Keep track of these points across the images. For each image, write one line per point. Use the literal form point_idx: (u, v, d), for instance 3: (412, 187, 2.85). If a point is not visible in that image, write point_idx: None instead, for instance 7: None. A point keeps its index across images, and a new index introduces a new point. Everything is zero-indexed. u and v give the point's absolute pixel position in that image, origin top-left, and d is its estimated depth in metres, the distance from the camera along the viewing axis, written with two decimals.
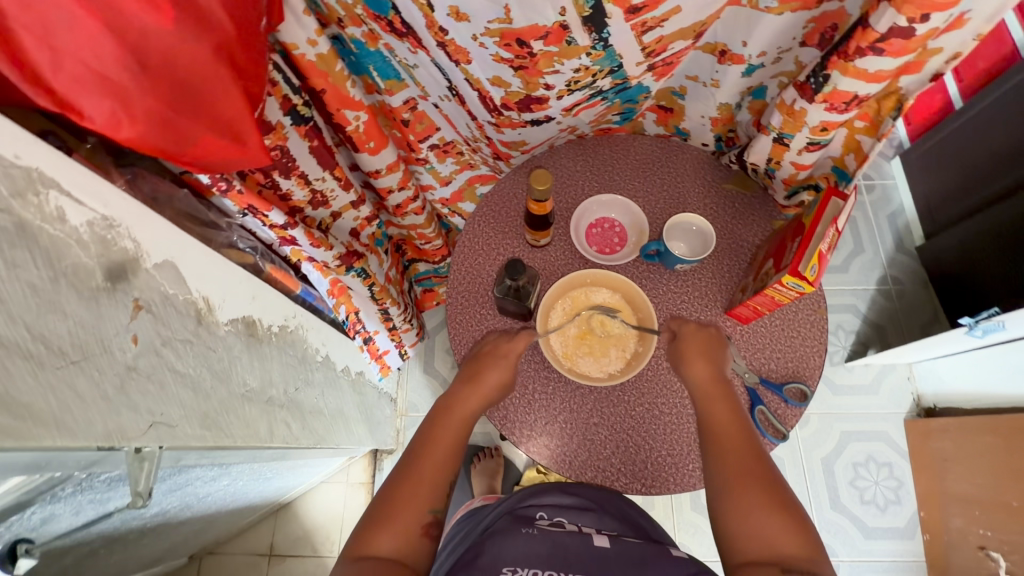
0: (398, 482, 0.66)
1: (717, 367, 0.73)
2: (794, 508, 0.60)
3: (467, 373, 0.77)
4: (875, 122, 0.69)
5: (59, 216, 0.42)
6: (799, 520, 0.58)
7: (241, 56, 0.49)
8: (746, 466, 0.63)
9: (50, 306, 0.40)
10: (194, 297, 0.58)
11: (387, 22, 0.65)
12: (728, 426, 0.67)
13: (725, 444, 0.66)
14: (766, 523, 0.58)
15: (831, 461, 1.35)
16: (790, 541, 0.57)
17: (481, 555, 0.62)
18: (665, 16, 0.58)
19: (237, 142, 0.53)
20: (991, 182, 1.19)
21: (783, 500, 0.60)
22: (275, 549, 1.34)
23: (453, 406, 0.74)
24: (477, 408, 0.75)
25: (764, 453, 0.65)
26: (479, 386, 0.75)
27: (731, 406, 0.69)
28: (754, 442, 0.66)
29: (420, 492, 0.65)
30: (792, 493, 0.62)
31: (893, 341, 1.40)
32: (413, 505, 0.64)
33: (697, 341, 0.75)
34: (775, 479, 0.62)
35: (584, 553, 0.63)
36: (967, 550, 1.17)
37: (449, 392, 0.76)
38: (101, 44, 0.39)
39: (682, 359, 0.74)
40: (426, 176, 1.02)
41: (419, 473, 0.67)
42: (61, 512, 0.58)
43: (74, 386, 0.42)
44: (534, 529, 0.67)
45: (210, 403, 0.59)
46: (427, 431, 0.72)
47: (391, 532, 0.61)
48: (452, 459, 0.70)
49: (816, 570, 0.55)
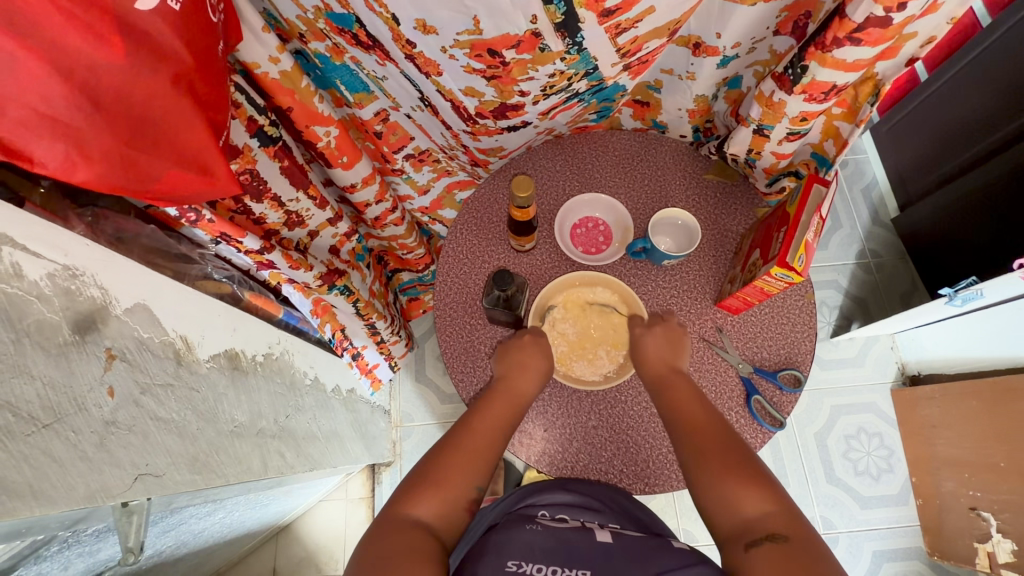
0: (447, 450, 0.65)
1: (672, 361, 0.72)
2: (756, 471, 0.60)
3: (515, 351, 0.74)
4: (853, 108, 0.70)
5: (15, 271, 0.39)
6: (760, 483, 0.59)
7: (203, 85, 0.47)
8: (705, 443, 0.63)
9: (16, 370, 0.37)
10: (171, 337, 0.55)
11: (352, 35, 0.62)
12: (686, 407, 0.67)
13: (686, 427, 0.66)
14: (726, 493, 0.59)
15: (824, 435, 1.37)
16: (752, 508, 0.57)
17: (486, 549, 0.61)
18: (639, 17, 0.57)
19: (205, 174, 0.50)
20: (959, 152, 1.22)
21: (745, 471, 0.60)
22: (278, 573, 1.31)
23: (511, 389, 0.71)
24: (531, 389, 0.72)
25: (723, 427, 0.66)
26: (529, 369, 0.73)
27: (688, 388, 0.70)
28: (715, 417, 0.67)
29: (467, 464, 0.65)
30: (754, 458, 0.62)
31: (875, 313, 1.42)
32: (458, 477, 0.63)
33: (662, 341, 0.73)
34: (737, 451, 0.62)
35: (588, 550, 0.61)
36: (959, 512, 1.21)
37: (504, 372, 0.73)
38: (49, 86, 0.36)
39: (640, 358, 0.73)
40: (403, 187, 1.00)
41: (465, 446, 0.66)
42: (50, 572, 0.55)
43: (50, 451, 0.39)
44: (539, 524, 0.66)
45: (198, 446, 0.57)
46: (484, 401, 0.71)
47: (434, 498, 0.62)
48: (501, 438, 0.69)
49: (779, 532, 0.55)
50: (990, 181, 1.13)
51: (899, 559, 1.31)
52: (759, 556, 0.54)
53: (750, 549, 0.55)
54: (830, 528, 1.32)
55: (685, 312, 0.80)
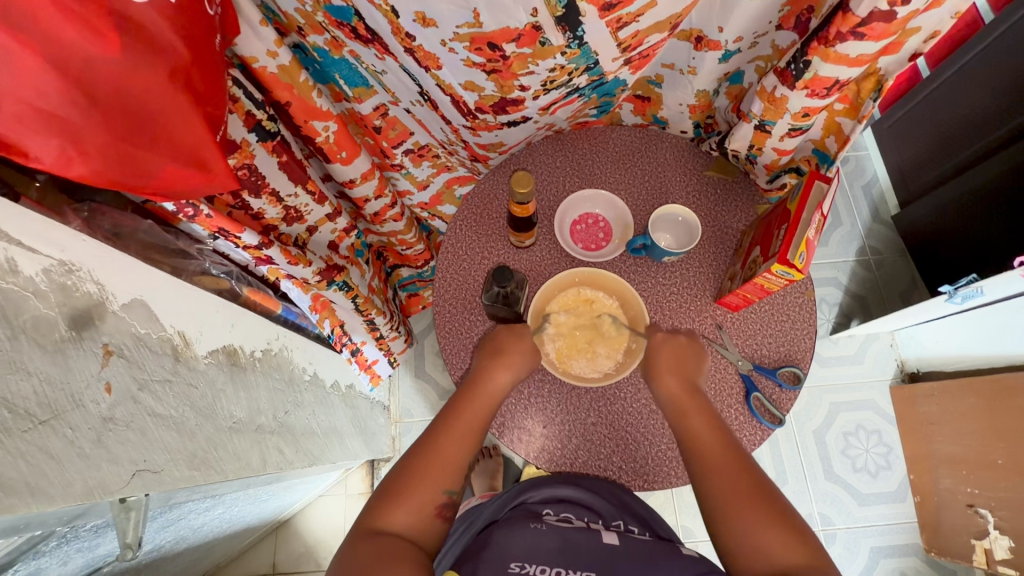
0: (420, 455, 0.65)
1: (691, 381, 0.71)
2: (784, 513, 0.61)
3: (491, 346, 0.74)
4: (855, 103, 0.69)
5: (11, 267, 0.39)
6: (789, 526, 0.60)
7: (200, 79, 0.46)
8: (732, 482, 0.63)
9: (12, 366, 0.37)
10: (169, 333, 0.55)
11: (350, 29, 0.62)
12: (710, 442, 0.66)
13: (704, 458, 0.65)
14: (758, 537, 0.59)
15: (823, 432, 1.38)
16: (785, 553, 0.58)
17: (488, 547, 0.61)
18: (641, 11, 0.57)
19: (202, 170, 0.50)
20: (960, 149, 1.21)
21: (767, 505, 0.61)
22: (278, 567, 1.31)
23: (483, 386, 0.71)
24: (505, 382, 0.71)
25: (747, 463, 0.65)
26: (503, 360, 0.72)
27: (707, 418, 0.68)
28: (733, 446, 0.66)
29: (441, 469, 0.65)
30: (780, 498, 0.63)
31: (875, 311, 1.42)
32: (432, 482, 0.64)
33: (670, 353, 0.73)
34: (756, 481, 0.63)
35: (594, 553, 0.62)
36: (956, 510, 1.21)
37: (478, 369, 0.72)
38: (44, 81, 0.36)
39: (653, 375, 0.72)
40: (402, 182, 0.99)
41: (439, 450, 0.66)
42: (48, 567, 0.55)
43: (47, 448, 0.39)
44: (542, 524, 0.66)
45: (196, 442, 0.57)
46: (456, 400, 0.70)
47: (409, 505, 0.62)
48: (476, 438, 0.68)
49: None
50: (986, 180, 1.13)
51: (896, 556, 1.31)
52: None
53: None
54: (828, 525, 1.32)
55: (684, 309, 0.80)
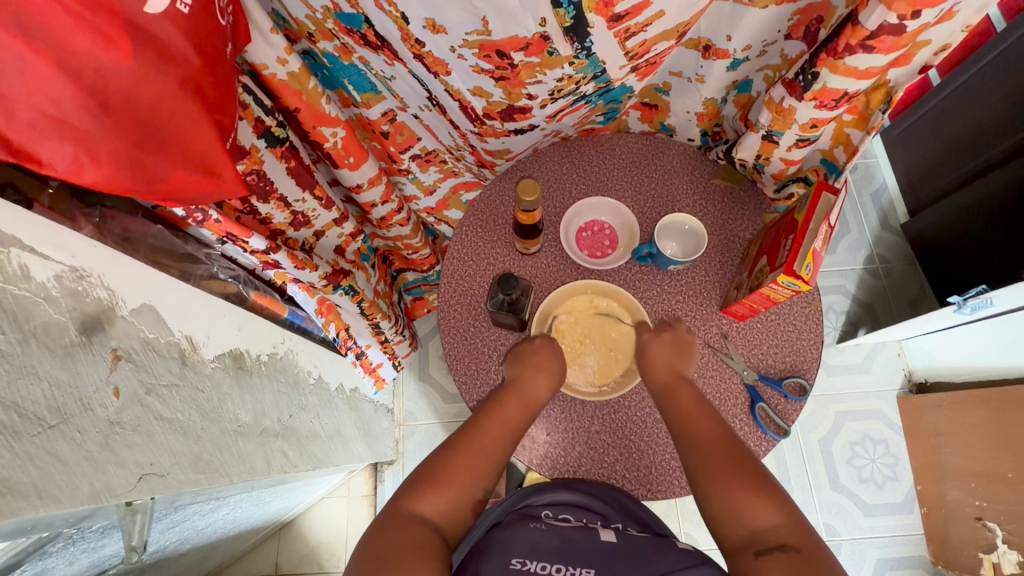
0: (457, 446, 0.66)
1: (678, 370, 0.72)
2: (764, 481, 0.60)
3: (529, 355, 0.74)
4: (864, 115, 0.69)
5: (23, 273, 0.39)
6: (768, 493, 0.59)
7: (210, 86, 0.47)
8: (712, 452, 0.63)
9: (22, 371, 0.38)
10: (176, 337, 0.56)
11: (360, 35, 0.63)
12: (694, 419, 0.67)
13: (686, 432, 0.66)
14: (737, 500, 0.59)
15: (829, 441, 1.36)
16: (762, 516, 0.57)
17: (489, 545, 0.62)
18: (648, 21, 0.57)
19: (211, 176, 0.50)
20: (971, 157, 1.20)
21: (747, 475, 0.60)
22: (281, 569, 1.32)
23: (523, 388, 0.71)
24: (544, 391, 0.72)
25: (731, 438, 0.65)
26: (542, 366, 0.73)
27: (695, 398, 0.69)
28: (717, 421, 0.67)
29: (474, 466, 0.64)
30: (761, 467, 0.62)
31: (882, 319, 1.41)
32: (466, 477, 0.64)
33: (663, 348, 0.73)
34: (737, 452, 0.63)
35: (594, 550, 0.62)
36: (964, 521, 1.19)
37: (517, 374, 0.73)
38: (58, 90, 0.36)
39: (645, 366, 0.73)
40: (409, 186, 1.00)
41: (475, 445, 0.66)
42: (54, 567, 0.55)
43: (55, 452, 0.39)
44: (543, 523, 0.66)
45: (202, 446, 0.57)
46: (496, 400, 0.71)
47: (440, 497, 0.62)
48: (512, 438, 0.69)
49: (788, 543, 0.55)
50: (997, 190, 1.12)
51: (902, 568, 1.30)
52: (769, 563, 0.53)
53: (759, 555, 0.55)
54: (834, 535, 1.31)
55: (689, 317, 0.80)
